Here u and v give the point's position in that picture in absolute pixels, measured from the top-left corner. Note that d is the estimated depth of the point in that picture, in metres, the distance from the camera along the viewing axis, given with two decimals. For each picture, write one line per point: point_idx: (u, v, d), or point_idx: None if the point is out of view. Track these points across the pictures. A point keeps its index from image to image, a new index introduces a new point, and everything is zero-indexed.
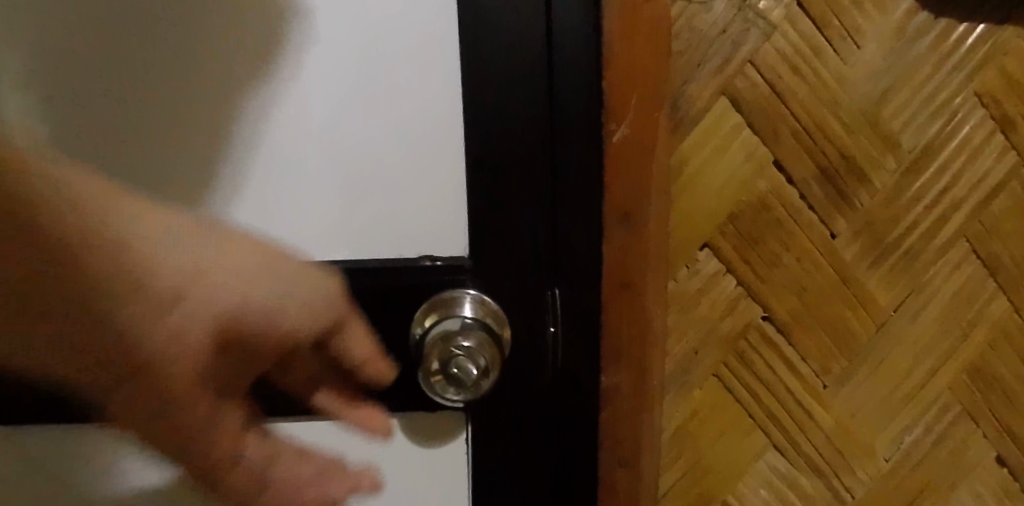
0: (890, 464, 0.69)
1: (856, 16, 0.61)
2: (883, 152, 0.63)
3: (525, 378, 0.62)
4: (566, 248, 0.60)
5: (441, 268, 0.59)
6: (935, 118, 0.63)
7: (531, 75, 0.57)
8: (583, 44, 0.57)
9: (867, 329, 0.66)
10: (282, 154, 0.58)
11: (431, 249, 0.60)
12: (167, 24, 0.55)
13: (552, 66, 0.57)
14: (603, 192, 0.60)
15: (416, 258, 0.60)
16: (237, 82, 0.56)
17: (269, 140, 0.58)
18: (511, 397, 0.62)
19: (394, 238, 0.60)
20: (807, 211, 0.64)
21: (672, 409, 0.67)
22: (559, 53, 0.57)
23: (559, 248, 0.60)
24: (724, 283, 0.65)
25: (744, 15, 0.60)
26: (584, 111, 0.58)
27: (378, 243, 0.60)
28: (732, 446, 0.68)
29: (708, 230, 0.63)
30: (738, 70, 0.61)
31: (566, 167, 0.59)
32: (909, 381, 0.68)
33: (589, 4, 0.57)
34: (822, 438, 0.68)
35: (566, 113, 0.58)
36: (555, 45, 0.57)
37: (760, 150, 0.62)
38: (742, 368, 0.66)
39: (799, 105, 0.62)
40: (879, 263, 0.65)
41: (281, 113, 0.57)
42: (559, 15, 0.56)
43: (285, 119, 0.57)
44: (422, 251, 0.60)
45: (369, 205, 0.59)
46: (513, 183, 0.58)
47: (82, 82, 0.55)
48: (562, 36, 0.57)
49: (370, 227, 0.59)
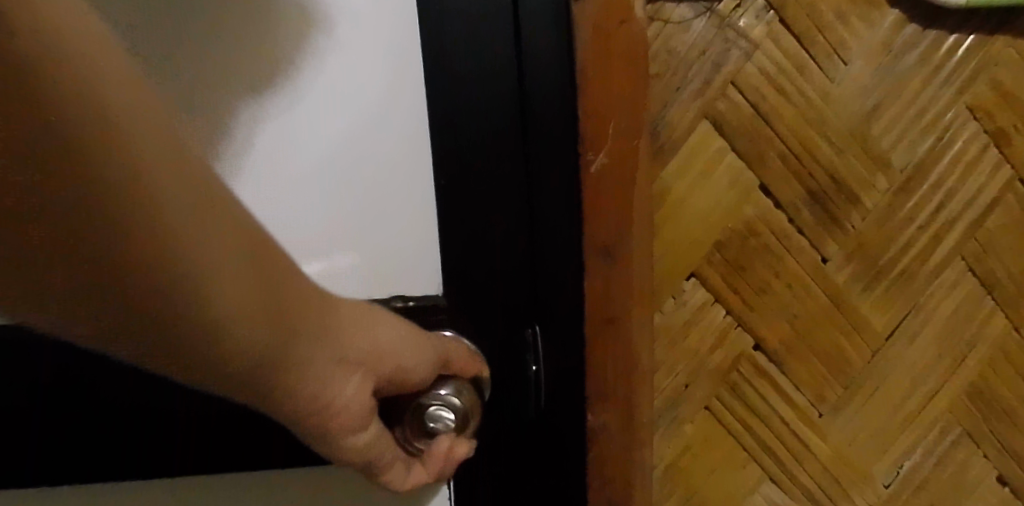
0: (889, 490, 0.67)
1: (842, 31, 0.58)
2: (873, 172, 0.61)
3: (508, 428, 0.57)
4: (548, 284, 0.55)
5: (414, 309, 0.53)
6: (926, 133, 0.61)
7: (504, 102, 0.52)
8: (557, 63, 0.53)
9: (862, 356, 0.64)
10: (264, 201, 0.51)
11: (401, 291, 0.54)
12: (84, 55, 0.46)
13: (523, 86, 0.52)
14: (583, 225, 0.56)
15: (386, 299, 0.53)
16: (244, 65, 0.49)
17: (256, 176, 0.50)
18: (495, 451, 0.57)
19: (376, 273, 0.53)
20: (796, 235, 0.61)
21: (663, 444, 0.64)
22: (530, 72, 0.52)
23: (538, 285, 0.55)
24: (713, 313, 0.62)
25: (725, 35, 0.57)
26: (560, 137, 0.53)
27: (358, 280, 0.53)
28: (726, 480, 0.65)
29: (695, 259, 0.61)
30: (720, 92, 0.58)
31: (542, 196, 0.54)
32: (908, 405, 0.65)
33: (561, 21, 0.52)
34: (819, 468, 0.65)
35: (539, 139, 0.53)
36: (525, 66, 0.52)
37: (745, 174, 0.60)
38: (734, 400, 0.64)
39: (785, 127, 0.59)
40: (873, 286, 0.63)
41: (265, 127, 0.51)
42: (528, 36, 0.51)
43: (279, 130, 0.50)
44: (391, 292, 0.54)
45: (367, 227, 0.53)
46: (488, 217, 0.53)
47: None
48: (531, 56, 0.52)
49: (369, 247, 0.53)
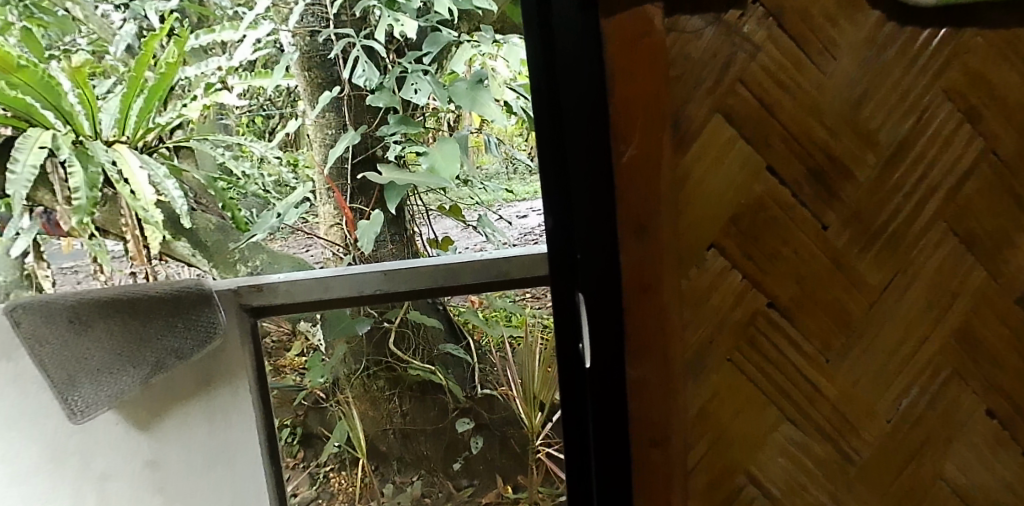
0: (892, 425, 0.77)
1: (831, 31, 0.69)
2: (863, 150, 0.71)
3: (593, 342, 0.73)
4: (602, 221, 0.70)
5: None
6: (908, 114, 0.71)
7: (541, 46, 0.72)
8: (591, 85, 0.68)
9: (862, 307, 0.74)
10: (87, 394, 1.22)
11: None
12: (93, 299, 1.25)
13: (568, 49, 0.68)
14: (615, 191, 0.69)
15: None
16: None
17: (84, 383, 1.22)
18: (604, 342, 0.73)
19: None
20: (799, 207, 0.71)
21: (696, 392, 0.74)
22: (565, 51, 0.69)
23: (596, 233, 0.71)
24: (730, 277, 0.72)
25: (732, 39, 0.68)
26: (590, 136, 0.69)
27: None
28: (750, 421, 0.75)
29: (714, 231, 0.71)
30: (730, 89, 0.68)
31: (589, 168, 0.70)
32: (900, 350, 0.75)
33: (592, 33, 0.67)
34: (829, 407, 0.75)
35: (577, 143, 0.70)
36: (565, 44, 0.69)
37: (754, 157, 0.70)
38: (753, 352, 0.73)
39: (786, 115, 0.70)
40: (869, 247, 0.73)
41: (176, 282, 1.31)
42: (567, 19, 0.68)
43: (80, 311, 1.23)
44: None
45: None
46: (574, 144, 0.71)
47: (93, 294, 1.26)
48: (569, 47, 0.68)
49: None
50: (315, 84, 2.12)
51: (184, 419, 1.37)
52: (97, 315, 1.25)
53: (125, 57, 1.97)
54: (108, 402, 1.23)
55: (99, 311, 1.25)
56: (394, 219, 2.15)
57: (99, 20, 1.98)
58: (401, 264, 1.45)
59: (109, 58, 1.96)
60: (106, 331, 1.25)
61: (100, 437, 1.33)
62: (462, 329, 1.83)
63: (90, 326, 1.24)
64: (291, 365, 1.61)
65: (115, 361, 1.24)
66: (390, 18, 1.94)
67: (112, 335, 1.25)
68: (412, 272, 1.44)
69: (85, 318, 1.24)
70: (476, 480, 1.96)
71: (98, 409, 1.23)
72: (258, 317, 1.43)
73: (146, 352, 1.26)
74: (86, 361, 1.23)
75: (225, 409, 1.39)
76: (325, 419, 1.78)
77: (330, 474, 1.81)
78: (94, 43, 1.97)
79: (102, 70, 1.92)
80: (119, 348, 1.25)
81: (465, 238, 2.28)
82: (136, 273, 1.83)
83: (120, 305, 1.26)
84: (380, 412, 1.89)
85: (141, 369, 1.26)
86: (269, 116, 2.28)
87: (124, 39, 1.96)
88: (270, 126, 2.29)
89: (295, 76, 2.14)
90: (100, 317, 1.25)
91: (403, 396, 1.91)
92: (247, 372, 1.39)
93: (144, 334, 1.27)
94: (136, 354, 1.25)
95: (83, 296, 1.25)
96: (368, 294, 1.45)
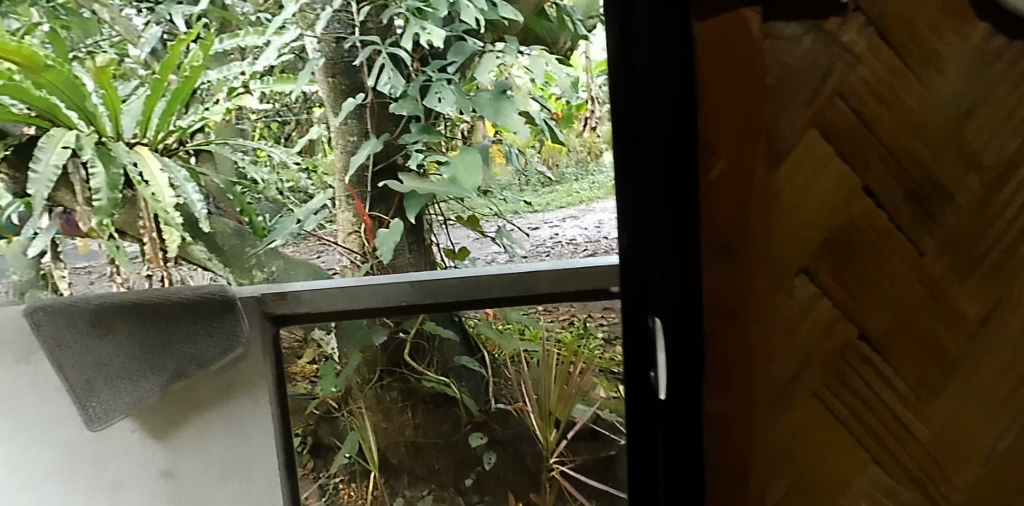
0: (988, 468, 0.70)
1: (936, 44, 0.63)
2: (967, 172, 0.65)
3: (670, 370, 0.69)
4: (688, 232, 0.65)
5: None
6: (1017, 134, 0.65)
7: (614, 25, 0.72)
8: (669, 87, 0.64)
9: (958, 342, 0.68)
10: (105, 401, 1.18)
11: None
12: (115, 303, 1.19)
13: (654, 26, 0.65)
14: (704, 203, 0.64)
15: None
16: None
17: (103, 389, 1.18)
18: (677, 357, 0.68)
19: None
20: (896, 233, 0.66)
21: (777, 427, 0.68)
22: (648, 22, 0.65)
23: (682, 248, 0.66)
24: (819, 307, 0.67)
25: (832, 49, 0.63)
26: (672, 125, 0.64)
27: None
28: (834, 460, 0.70)
29: (804, 257, 0.66)
30: (829, 100, 0.64)
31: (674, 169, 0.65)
32: (1000, 388, 0.69)
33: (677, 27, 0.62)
34: (919, 448, 0.70)
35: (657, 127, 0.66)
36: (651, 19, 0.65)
37: (851, 174, 0.65)
38: (841, 387, 0.68)
39: (885, 132, 0.64)
40: (969, 275, 0.67)
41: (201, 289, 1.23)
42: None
43: (102, 316, 1.18)
44: None
45: None
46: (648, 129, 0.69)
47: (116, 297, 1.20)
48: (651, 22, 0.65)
49: None
50: (339, 90, 2.08)
51: (202, 429, 1.31)
52: (118, 319, 1.19)
53: (149, 59, 1.93)
54: (126, 409, 1.19)
55: (122, 316, 1.19)
56: (415, 229, 2.10)
57: (124, 22, 1.95)
58: (428, 275, 1.41)
59: (130, 61, 1.91)
60: (127, 337, 1.20)
61: (122, 448, 1.28)
62: (478, 343, 1.72)
63: (111, 331, 1.19)
64: (297, 372, 1.49)
65: (135, 369, 1.19)
66: (417, 26, 1.89)
67: (134, 342, 1.20)
68: (440, 285, 1.39)
69: (107, 323, 1.19)
70: (486, 497, 1.79)
71: (115, 416, 1.19)
72: (280, 327, 1.38)
73: (167, 359, 1.21)
74: (106, 368, 1.18)
75: (244, 422, 1.33)
76: (337, 429, 1.66)
77: (341, 487, 1.71)
78: (114, 46, 1.92)
79: (122, 73, 1.84)
80: (140, 356, 1.20)
81: (479, 248, 2.18)
82: (150, 275, 1.77)
83: (143, 310, 1.20)
84: (394, 424, 1.79)
85: (162, 377, 1.21)
86: (285, 121, 2.22)
87: (150, 42, 1.91)
88: (286, 132, 2.24)
89: (319, 83, 2.10)
90: (122, 321, 1.19)
91: (416, 409, 1.83)
92: (266, 383, 1.34)
93: (167, 340, 1.21)
94: (157, 362, 1.20)
95: (105, 299, 1.19)
96: (391, 302, 1.40)
